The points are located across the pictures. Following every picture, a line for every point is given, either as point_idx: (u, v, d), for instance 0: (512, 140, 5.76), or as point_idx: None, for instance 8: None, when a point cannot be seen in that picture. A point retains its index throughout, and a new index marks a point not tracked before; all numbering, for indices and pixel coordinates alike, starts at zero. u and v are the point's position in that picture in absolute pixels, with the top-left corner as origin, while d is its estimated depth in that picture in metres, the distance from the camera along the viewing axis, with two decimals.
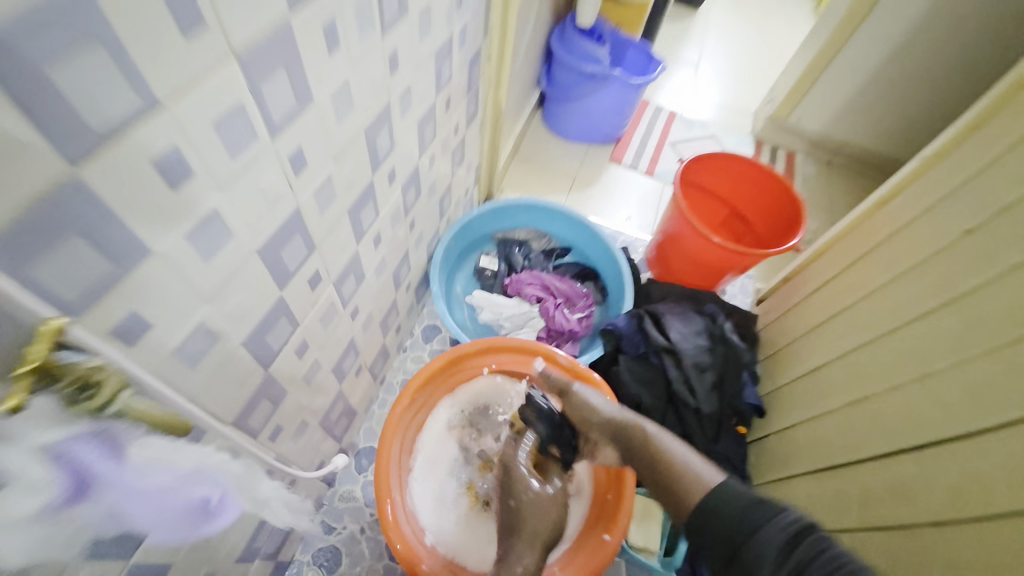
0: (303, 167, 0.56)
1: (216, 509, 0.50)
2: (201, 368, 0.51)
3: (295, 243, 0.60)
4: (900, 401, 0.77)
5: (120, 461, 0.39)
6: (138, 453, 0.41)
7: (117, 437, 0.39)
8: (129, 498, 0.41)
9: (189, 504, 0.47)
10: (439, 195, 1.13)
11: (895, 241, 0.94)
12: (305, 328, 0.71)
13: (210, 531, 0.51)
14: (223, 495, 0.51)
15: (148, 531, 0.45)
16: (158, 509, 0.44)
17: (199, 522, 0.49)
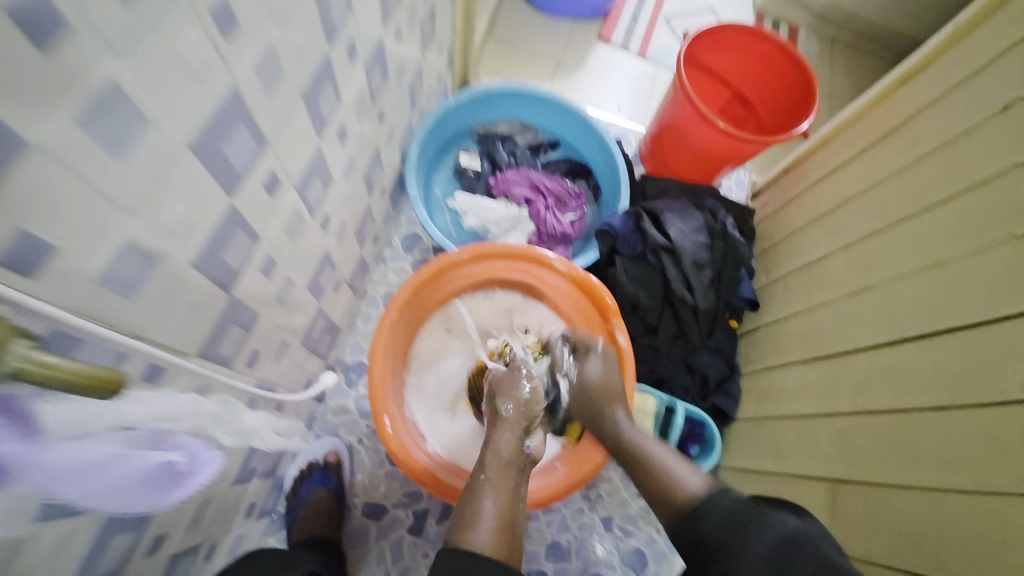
0: (234, 29, 0.41)
1: (184, 472, 0.43)
2: (144, 296, 0.42)
3: (240, 136, 0.47)
4: (906, 292, 0.76)
5: (32, 433, 0.31)
6: (55, 420, 0.33)
7: (17, 403, 0.30)
8: (57, 476, 0.33)
9: (145, 468, 0.39)
10: (409, 79, 0.95)
11: (916, 121, 0.86)
12: (269, 242, 0.61)
13: (186, 495, 0.44)
14: (191, 455, 0.44)
15: (100, 506, 0.37)
16: (105, 481, 0.36)
17: (166, 488, 0.42)
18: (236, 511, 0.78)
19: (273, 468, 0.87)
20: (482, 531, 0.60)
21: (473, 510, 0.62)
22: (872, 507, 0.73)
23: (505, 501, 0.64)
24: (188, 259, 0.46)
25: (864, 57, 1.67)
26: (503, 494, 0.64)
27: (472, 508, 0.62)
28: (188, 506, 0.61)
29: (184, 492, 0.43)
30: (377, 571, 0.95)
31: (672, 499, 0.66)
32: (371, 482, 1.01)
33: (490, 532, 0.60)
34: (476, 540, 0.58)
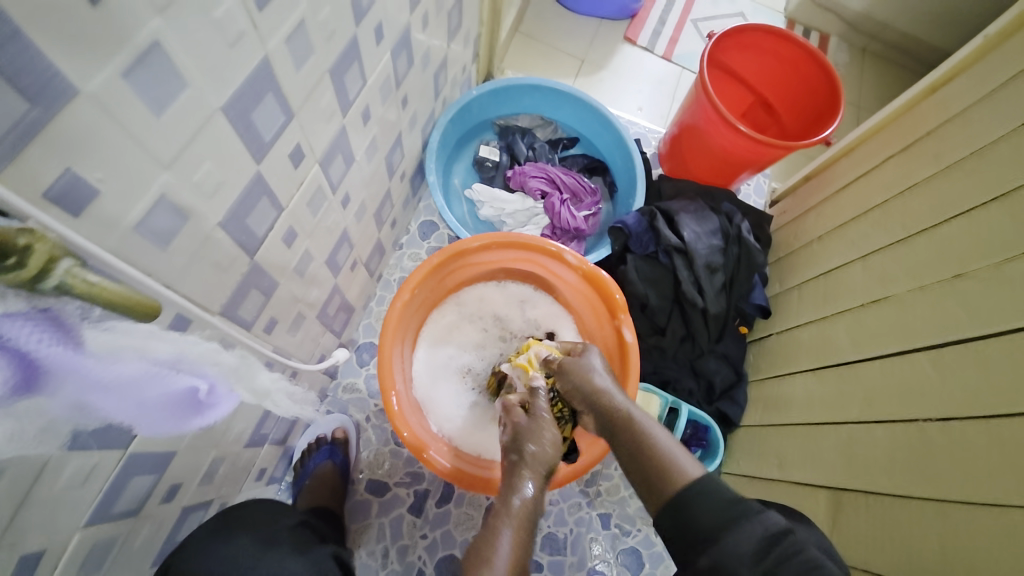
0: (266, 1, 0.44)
1: (204, 401, 0.51)
2: (174, 250, 0.45)
3: (268, 105, 0.50)
4: (924, 303, 0.75)
5: (75, 348, 0.36)
6: (92, 341, 0.37)
7: (62, 318, 0.35)
8: (103, 391, 0.39)
9: (175, 395, 0.46)
10: (433, 69, 0.97)
11: (942, 132, 0.85)
12: (291, 213, 0.63)
13: (203, 422, 0.53)
14: (212, 386, 0.52)
15: (134, 424, 0.44)
16: (141, 402, 0.43)
17: (188, 414, 0.50)
18: (246, 474, 0.81)
19: (284, 437, 0.90)
20: (498, 574, 0.53)
21: (488, 549, 0.55)
22: (873, 519, 0.72)
23: (518, 548, 0.56)
24: (216, 220, 0.49)
25: (896, 67, 1.63)
26: (516, 541, 0.56)
27: (488, 547, 0.55)
28: (202, 461, 0.65)
29: (203, 420, 0.53)
30: (377, 547, 0.97)
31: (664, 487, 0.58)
32: (376, 461, 1.04)
33: (505, 573, 0.53)
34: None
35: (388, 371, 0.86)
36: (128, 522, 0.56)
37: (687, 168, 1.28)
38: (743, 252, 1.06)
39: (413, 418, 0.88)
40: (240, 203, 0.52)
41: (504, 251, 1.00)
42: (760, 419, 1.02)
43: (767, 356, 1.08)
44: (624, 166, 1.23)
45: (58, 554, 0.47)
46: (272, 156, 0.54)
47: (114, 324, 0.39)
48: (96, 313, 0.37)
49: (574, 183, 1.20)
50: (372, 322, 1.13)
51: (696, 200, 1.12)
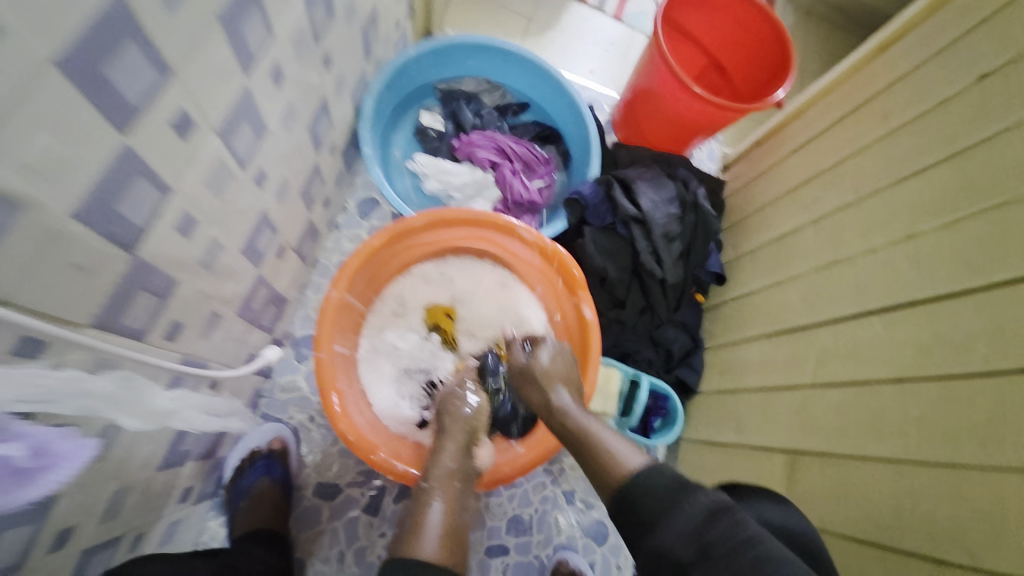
0: None
1: (33, 466, 0.41)
2: (6, 252, 0.34)
3: (129, 62, 0.38)
4: (875, 264, 0.75)
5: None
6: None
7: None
8: None
9: None
10: (358, 26, 0.85)
11: (893, 90, 0.84)
12: (186, 196, 0.52)
13: (42, 490, 0.42)
14: (42, 445, 0.41)
15: None
16: None
17: (11, 486, 0.39)
18: (166, 498, 0.71)
19: (210, 450, 0.80)
20: (429, 542, 0.59)
21: (418, 522, 0.62)
22: (831, 480, 0.72)
23: (453, 514, 0.64)
24: (68, 211, 0.38)
25: (838, 31, 1.64)
26: (448, 502, 0.65)
27: (419, 523, 0.62)
28: (100, 496, 0.55)
29: (43, 485, 0.42)
30: (331, 553, 0.90)
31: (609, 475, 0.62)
32: (324, 462, 0.96)
33: (436, 540, 0.60)
34: (422, 552, 0.58)
35: (325, 369, 0.75)
36: None
37: (641, 134, 1.24)
38: (698, 218, 1.03)
39: (358, 416, 0.80)
40: (103, 192, 0.41)
41: (450, 232, 0.92)
42: (716, 386, 1.03)
43: (720, 322, 1.08)
44: (578, 134, 1.16)
45: None
46: (144, 127, 0.43)
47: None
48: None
49: (524, 154, 1.12)
50: (310, 311, 1.02)
51: (653, 166, 1.08)
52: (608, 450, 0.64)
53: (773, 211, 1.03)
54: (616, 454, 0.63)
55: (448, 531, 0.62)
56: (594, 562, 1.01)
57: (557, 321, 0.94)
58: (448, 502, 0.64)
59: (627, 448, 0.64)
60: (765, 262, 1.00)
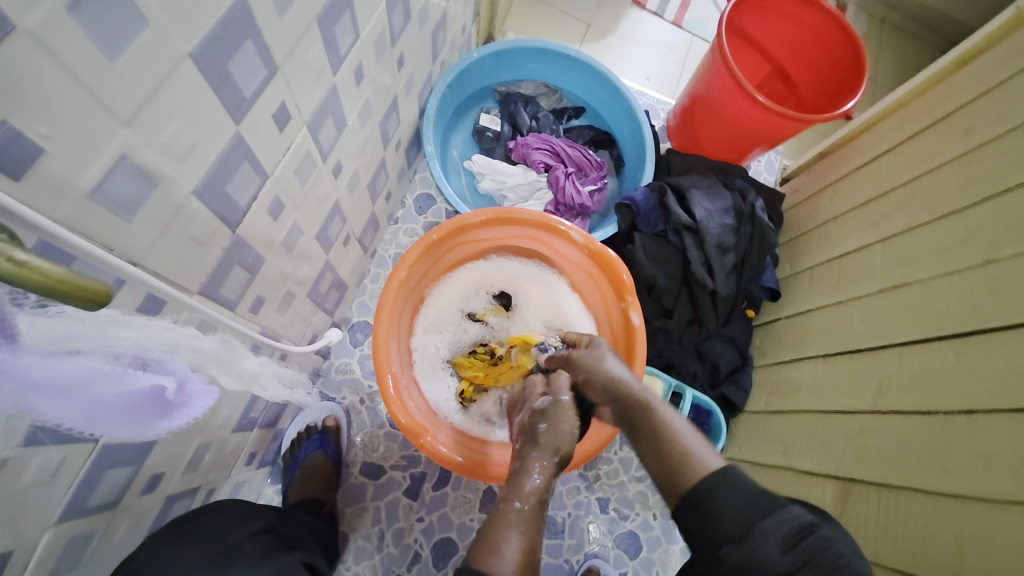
0: None
1: (174, 401, 0.44)
2: (142, 220, 0.40)
3: (243, 58, 0.43)
4: (949, 288, 0.72)
5: (9, 343, 0.30)
6: (34, 334, 0.31)
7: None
8: (46, 395, 0.33)
9: (133, 396, 0.39)
10: (429, 30, 0.89)
11: (976, 105, 0.79)
12: (277, 182, 0.57)
13: (176, 424, 0.45)
14: (183, 383, 0.44)
15: (92, 431, 0.38)
16: (96, 403, 0.36)
17: (154, 417, 0.42)
18: (235, 459, 0.77)
19: (274, 420, 0.86)
20: (503, 565, 0.52)
21: (490, 540, 0.55)
22: (885, 511, 0.71)
23: (534, 540, 0.56)
24: (187, 190, 0.43)
25: (912, 40, 1.56)
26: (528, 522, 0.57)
27: (491, 543, 0.55)
28: (186, 450, 0.60)
29: (174, 422, 0.44)
30: (372, 530, 0.95)
31: (682, 480, 0.56)
32: (371, 443, 1.00)
33: (513, 566, 0.53)
34: (498, 574, 0.51)
35: (381, 355, 0.80)
36: (106, 516, 0.52)
37: (697, 144, 1.22)
38: (754, 230, 1.01)
39: (410, 401, 0.84)
40: (214, 177, 0.46)
41: (503, 231, 0.95)
42: (764, 405, 1.01)
43: (771, 340, 1.06)
44: (633, 141, 1.17)
45: (27, 554, 0.43)
46: (250, 118, 0.47)
47: (60, 310, 0.32)
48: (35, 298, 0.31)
49: (578, 158, 1.13)
50: (365, 299, 1.08)
51: (710, 175, 1.07)
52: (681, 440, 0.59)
53: (836, 229, 0.99)
54: (695, 450, 0.58)
55: (529, 552, 0.55)
56: (625, 573, 1.00)
57: (604, 325, 0.95)
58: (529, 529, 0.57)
59: (708, 450, 0.58)
60: (824, 281, 0.97)
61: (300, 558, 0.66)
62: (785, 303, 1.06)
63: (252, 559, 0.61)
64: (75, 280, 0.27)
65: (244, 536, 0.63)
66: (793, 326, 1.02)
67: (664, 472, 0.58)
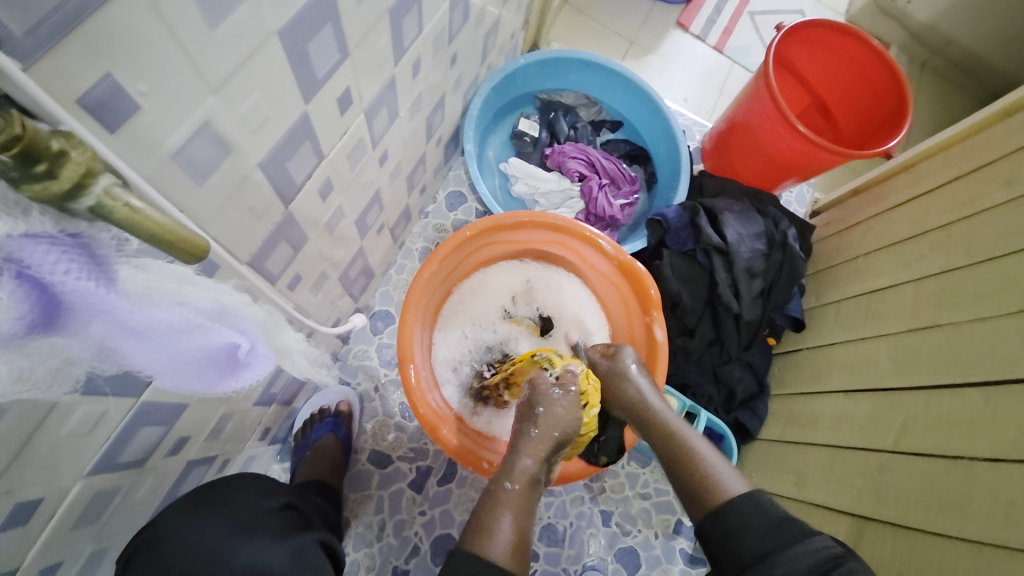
0: None
1: (243, 361, 0.47)
2: (211, 186, 0.41)
3: (321, 40, 0.44)
4: (982, 335, 0.71)
5: (110, 285, 0.32)
6: (131, 282, 0.33)
7: (94, 247, 0.31)
8: (143, 342, 0.35)
9: (212, 351, 0.42)
10: (483, 32, 0.91)
11: (1019, 155, 0.79)
12: (330, 163, 0.58)
13: (240, 383, 0.49)
14: (251, 345, 0.47)
15: (171, 375, 0.41)
16: (178, 353, 0.39)
17: (225, 374, 0.47)
18: (251, 433, 0.78)
19: (291, 398, 0.87)
20: (500, 545, 0.54)
21: (487, 518, 0.57)
22: (899, 553, 0.70)
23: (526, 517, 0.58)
24: (254, 162, 0.44)
25: (953, 87, 1.55)
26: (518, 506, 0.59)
27: (487, 524, 0.56)
28: (211, 417, 0.61)
29: (240, 380, 0.49)
30: (374, 519, 0.95)
31: (711, 493, 0.60)
32: (380, 432, 1.01)
33: (507, 545, 0.55)
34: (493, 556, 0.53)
35: (405, 344, 0.80)
36: (132, 473, 0.53)
37: (731, 168, 1.22)
38: (784, 258, 1.01)
39: (430, 393, 0.85)
40: (278, 153, 0.47)
41: (534, 235, 0.95)
42: (777, 435, 1.00)
43: (790, 369, 1.05)
44: (669, 159, 1.17)
45: (57, 501, 0.44)
46: (318, 100, 0.49)
47: (149, 263, 0.35)
48: (132, 247, 0.34)
49: (612, 170, 1.14)
50: (389, 289, 1.09)
51: (744, 200, 1.07)
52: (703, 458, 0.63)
53: (866, 265, 0.99)
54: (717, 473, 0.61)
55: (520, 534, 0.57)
56: None
57: (626, 338, 0.95)
58: (519, 508, 0.59)
59: (727, 471, 0.62)
60: (850, 316, 0.97)
61: (317, 537, 0.66)
62: (807, 335, 1.05)
63: (272, 532, 0.62)
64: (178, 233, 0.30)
65: (261, 511, 0.64)
66: (813, 358, 1.01)
67: (692, 488, 0.62)
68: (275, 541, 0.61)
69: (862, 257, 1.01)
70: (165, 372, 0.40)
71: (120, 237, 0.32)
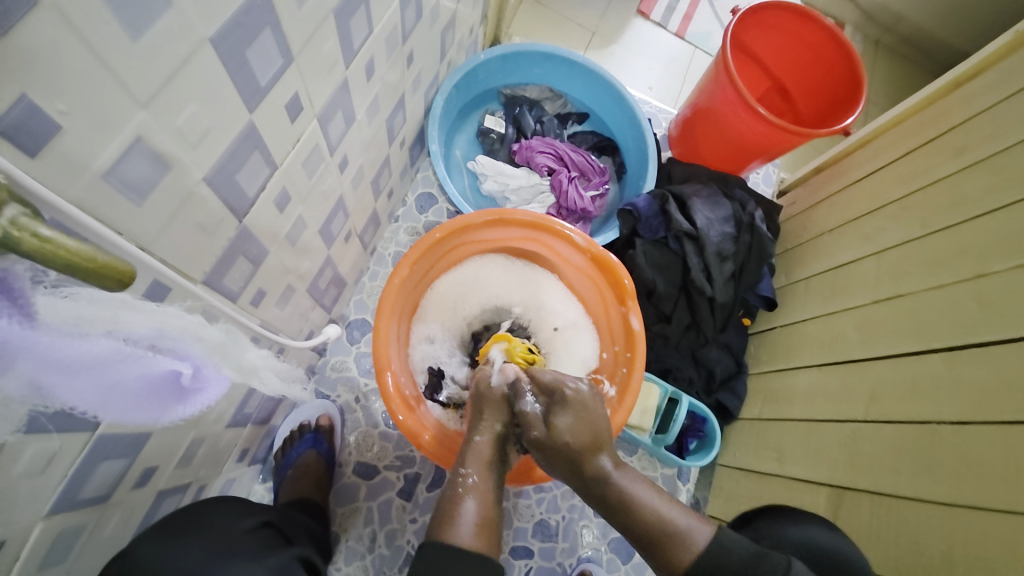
0: None
1: (188, 388, 0.46)
2: (153, 205, 0.39)
3: (259, 45, 0.42)
4: (940, 301, 0.73)
5: (30, 322, 0.30)
6: (53, 314, 0.31)
7: (10, 282, 0.28)
8: (65, 375, 0.33)
9: (151, 381, 0.40)
10: (439, 28, 0.89)
11: (968, 125, 0.81)
12: (285, 174, 0.56)
13: (188, 412, 0.47)
14: (197, 369, 0.46)
15: (103, 412, 0.39)
16: (109, 387, 0.37)
17: (168, 404, 0.45)
18: (228, 455, 0.76)
19: (267, 416, 0.85)
20: (464, 529, 0.58)
21: (452, 507, 0.60)
22: (878, 519, 0.71)
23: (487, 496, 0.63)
24: (198, 177, 0.42)
25: (906, 62, 1.60)
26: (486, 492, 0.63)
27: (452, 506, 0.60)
28: (180, 443, 0.59)
29: (186, 410, 0.47)
30: (364, 531, 0.94)
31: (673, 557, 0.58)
32: (364, 442, 0.99)
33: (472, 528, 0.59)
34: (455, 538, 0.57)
35: (381, 353, 0.79)
36: (98, 510, 0.51)
37: (697, 153, 1.24)
38: (752, 240, 1.02)
39: (409, 400, 0.83)
40: (224, 168, 0.45)
41: (506, 233, 0.95)
42: (757, 413, 1.02)
43: (765, 348, 1.07)
44: (636, 148, 1.18)
45: (17, 546, 0.42)
46: (262, 109, 0.47)
47: (78, 291, 0.33)
48: (52, 278, 0.31)
49: (580, 162, 1.14)
50: (364, 297, 1.07)
51: (711, 185, 1.08)
52: (671, 525, 0.60)
53: (830, 242, 1.01)
54: (679, 521, 0.60)
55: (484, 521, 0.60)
56: None
57: (603, 330, 0.96)
58: (486, 493, 0.62)
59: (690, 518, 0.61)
60: (818, 292, 0.99)
61: (299, 553, 0.65)
62: (778, 314, 1.08)
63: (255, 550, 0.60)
64: (100, 260, 0.29)
65: (241, 531, 0.63)
66: (787, 336, 1.03)
67: (644, 537, 0.61)
68: (262, 556, 0.59)
69: (826, 234, 1.03)
70: (104, 410, 0.38)
71: (36, 269, 0.30)
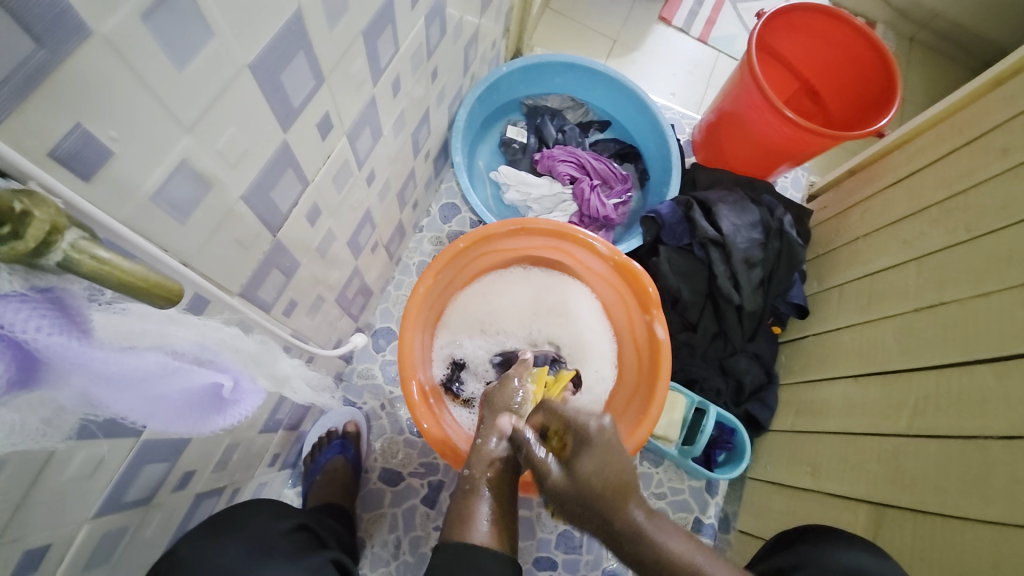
0: None
1: (226, 398, 0.46)
2: (194, 223, 0.41)
3: (292, 68, 0.44)
4: (986, 309, 0.70)
5: (84, 337, 0.32)
6: (106, 330, 0.33)
7: (66, 300, 0.31)
8: (115, 387, 0.35)
9: (192, 391, 0.42)
10: (463, 42, 0.91)
11: (1012, 124, 0.78)
12: (316, 189, 0.59)
13: (226, 422, 0.47)
14: (235, 382, 0.47)
15: (149, 421, 0.40)
16: (156, 397, 0.39)
17: (208, 413, 0.45)
18: (260, 459, 0.78)
19: (297, 422, 0.87)
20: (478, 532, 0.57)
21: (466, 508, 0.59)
22: (922, 539, 0.68)
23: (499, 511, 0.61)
24: (235, 195, 0.44)
25: (944, 59, 1.53)
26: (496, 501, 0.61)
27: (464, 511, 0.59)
28: (216, 449, 0.61)
29: (225, 420, 0.47)
30: (389, 538, 0.95)
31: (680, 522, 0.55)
32: (390, 449, 1.01)
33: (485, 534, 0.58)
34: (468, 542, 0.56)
35: (407, 361, 0.80)
36: (140, 511, 0.53)
37: (723, 158, 1.22)
38: (781, 246, 1.00)
39: (434, 408, 0.84)
40: (259, 186, 0.47)
41: (528, 242, 0.95)
42: (790, 425, 0.99)
43: (797, 357, 1.04)
44: (660, 155, 1.17)
45: (67, 545, 0.44)
46: (295, 129, 0.49)
47: (129, 307, 0.35)
48: (107, 296, 0.34)
49: (603, 170, 1.13)
50: (389, 306, 1.09)
51: (737, 190, 1.06)
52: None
53: (865, 248, 0.98)
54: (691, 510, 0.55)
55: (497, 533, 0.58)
56: None
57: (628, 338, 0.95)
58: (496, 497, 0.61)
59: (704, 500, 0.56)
60: (853, 300, 0.95)
61: (334, 554, 0.66)
62: (811, 322, 1.04)
63: (286, 554, 0.62)
64: (149, 277, 0.30)
65: (272, 534, 0.65)
66: (820, 344, 0.99)
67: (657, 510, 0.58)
68: (292, 560, 0.61)
69: (861, 239, 1.00)
70: (151, 419, 0.40)
71: (92, 287, 0.33)
